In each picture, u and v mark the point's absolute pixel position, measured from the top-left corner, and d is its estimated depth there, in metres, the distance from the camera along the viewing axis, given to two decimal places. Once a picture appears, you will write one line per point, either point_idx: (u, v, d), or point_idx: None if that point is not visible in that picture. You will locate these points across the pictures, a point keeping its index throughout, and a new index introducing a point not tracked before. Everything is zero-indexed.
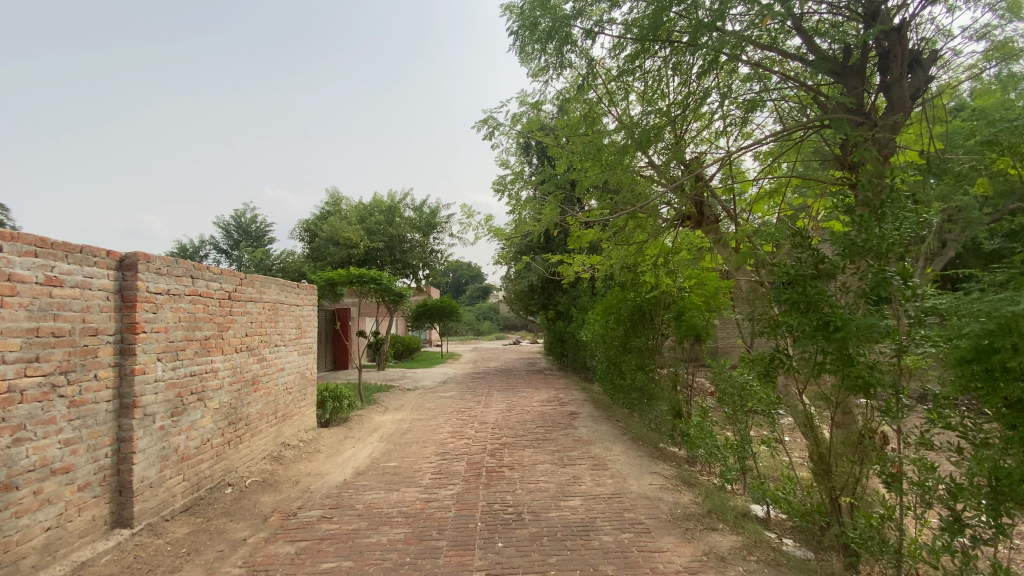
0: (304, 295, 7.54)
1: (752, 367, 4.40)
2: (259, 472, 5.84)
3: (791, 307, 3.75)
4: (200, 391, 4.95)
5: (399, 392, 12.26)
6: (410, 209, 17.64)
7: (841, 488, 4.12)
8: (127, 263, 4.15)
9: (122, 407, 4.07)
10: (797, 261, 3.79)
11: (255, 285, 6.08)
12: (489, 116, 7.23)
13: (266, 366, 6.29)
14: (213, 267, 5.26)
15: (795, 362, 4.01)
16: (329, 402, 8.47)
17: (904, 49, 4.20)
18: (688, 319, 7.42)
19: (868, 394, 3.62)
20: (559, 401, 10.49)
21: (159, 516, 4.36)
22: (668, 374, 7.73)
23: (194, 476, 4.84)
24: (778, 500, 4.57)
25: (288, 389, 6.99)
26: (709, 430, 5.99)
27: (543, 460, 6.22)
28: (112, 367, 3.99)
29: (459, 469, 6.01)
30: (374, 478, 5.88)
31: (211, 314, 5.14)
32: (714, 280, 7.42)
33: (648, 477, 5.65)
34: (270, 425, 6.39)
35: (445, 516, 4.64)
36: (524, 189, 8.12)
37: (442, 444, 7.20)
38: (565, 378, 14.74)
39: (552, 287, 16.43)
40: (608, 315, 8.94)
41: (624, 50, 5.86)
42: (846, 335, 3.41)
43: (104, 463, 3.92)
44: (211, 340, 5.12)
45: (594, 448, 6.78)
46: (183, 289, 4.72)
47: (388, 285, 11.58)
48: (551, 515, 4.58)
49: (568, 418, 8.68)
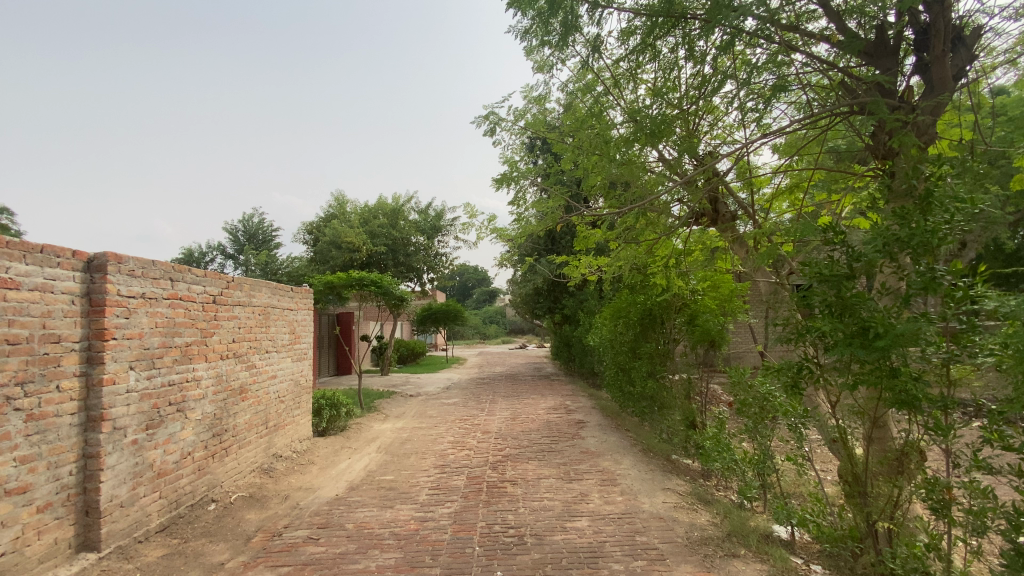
0: (298, 299, 7.21)
1: (777, 377, 3.99)
2: (246, 487, 5.50)
3: (823, 311, 3.34)
4: (180, 402, 4.63)
5: (402, 399, 11.90)
6: (414, 212, 17.36)
7: (879, 513, 3.70)
8: (95, 264, 3.85)
9: (89, 421, 3.75)
10: (830, 260, 3.38)
11: (243, 288, 5.77)
12: (491, 111, 6.88)
13: (255, 374, 5.97)
14: (196, 269, 4.95)
15: (826, 372, 3.59)
16: (326, 410, 8.12)
17: (946, 24, 3.80)
18: (701, 323, 6.97)
19: (912, 409, 3.21)
20: (566, 409, 10.09)
21: (131, 538, 4.02)
22: (681, 382, 7.33)
23: (172, 493, 4.51)
24: (805, 523, 4.15)
25: (281, 397, 6.66)
26: (726, 444, 5.57)
27: (548, 475, 5.82)
28: (77, 377, 3.67)
29: (459, 485, 5.63)
30: (368, 493, 5.52)
31: (192, 319, 4.83)
32: (729, 283, 7.04)
33: (661, 495, 5.24)
34: (260, 437, 6.06)
35: (441, 538, 4.27)
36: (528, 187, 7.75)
37: (442, 456, 6.83)
38: (573, 384, 14.33)
39: (558, 290, 16.05)
40: (617, 320, 8.55)
41: (634, 37, 5.49)
42: (889, 343, 2.99)
43: (67, 482, 3.59)
44: (192, 347, 4.81)
45: (603, 461, 6.38)
46: (160, 293, 4.41)
47: (390, 289, 11.25)
48: (556, 538, 4.19)
49: (575, 427, 8.27)
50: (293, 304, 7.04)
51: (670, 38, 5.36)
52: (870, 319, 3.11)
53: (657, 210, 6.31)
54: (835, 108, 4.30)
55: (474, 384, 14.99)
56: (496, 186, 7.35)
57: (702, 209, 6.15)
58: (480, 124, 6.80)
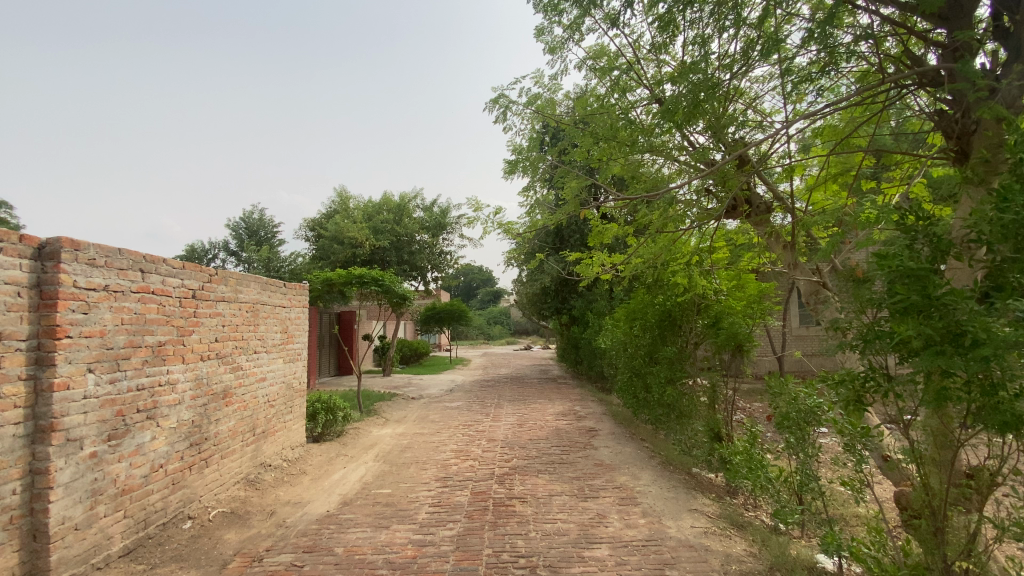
0: (291, 295, 6.70)
1: (835, 389, 3.42)
2: (228, 502, 5.01)
3: (903, 312, 2.78)
4: (150, 408, 4.13)
5: (403, 402, 11.40)
6: (419, 208, 16.85)
7: (958, 553, 3.12)
8: (47, 251, 3.35)
9: (38, 431, 3.26)
10: (911, 252, 2.82)
11: (228, 283, 5.27)
12: (501, 93, 6.35)
13: (241, 377, 5.46)
14: (173, 260, 4.45)
15: (899, 386, 3.03)
16: (321, 414, 7.61)
17: None
18: (727, 326, 6.41)
19: (1014, 433, 2.63)
20: (575, 414, 9.55)
21: (88, 565, 3.52)
22: (704, 389, 6.78)
23: (139, 511, 4.01)
24: (863, 558, 3.58)
25: (270, 402, 6.14)
26: (759, 460, 5.02)
27: (560, 492, 5.28)
28: (22, 382, 3.18)
29: (462, 501, 5.10)
30: (362, 510, 4.99)
31: (167, 315, 4.32)
32: (755, 282, 6.52)
33: (687, 518, 4.69)
34: (246, 445, 5.56)
35: (441, 569, 3.74)
36: (539, 178, 7.22)
37: (445, 467, 6.30)
38: (582, 388, 13.79)
39: (566, 290, 15.53)
40: (633, 321, 8.03)
41: (661, 8, 4.96)
42: (995, 352, 2.42)
43: (9, 502, 3.09)
44: (166, 346, 4.30)
45: (619, 476, 5.85)
46: (127, 285, 3.91)
47: (391, 286, 10.72)
48: (573, 571, 3.65)
49: (587, 436, 7.73)
50: (286, 301, 6.56)
51: (701, 8, 4.83)
52: (968, 322, 2.53)
53: (682, 202, 5.76)
54: (894, 78, 3.77)
55: (479, 386, 14.47)
56: (505, 175, 6.81)
57: (733, 201, 5.59)
58: (488, 106, 6.27)
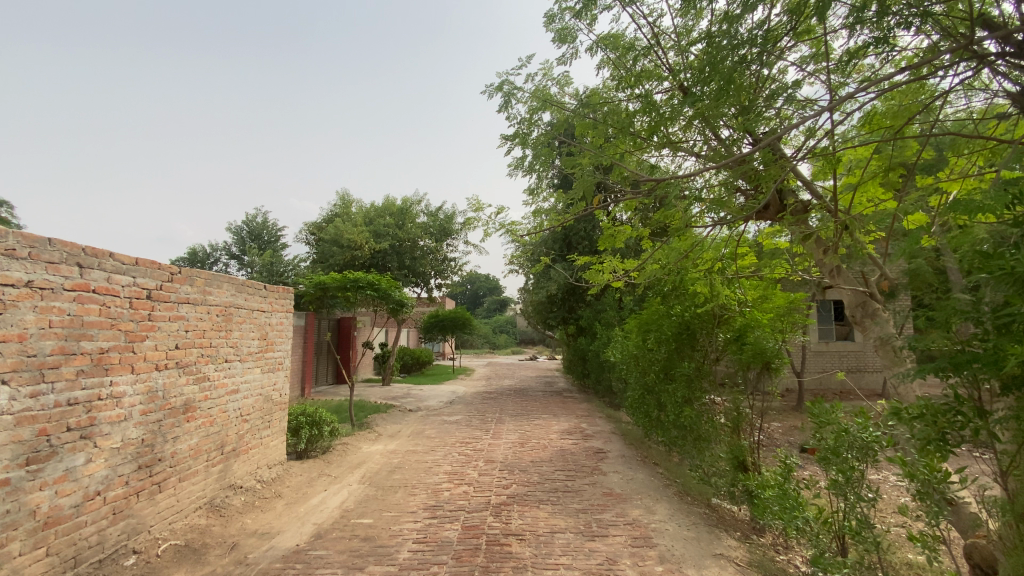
0: (272, 299, 6.13)
1: (910, 424, 2.76)
2: (184, 533, 4.39)
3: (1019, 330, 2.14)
4: (85, 426, 3.54)
5: (399, 415, 10.76)
6: (422, 213, 16.30)
7: None
8: None
9: None
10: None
11: (195, 283, 4.71)
12: (505, 79, 5.77)
13: (208, 389, 4.87)
14: (123, 255, 3.89)
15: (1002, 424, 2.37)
16: (305, 429, 6.98)
17: None
18: (754, 341, 5.74)
19: None
20: (582, 433, 8.86)
21: None
22: (729, 411, 6.02)
23: (68, 547, 3.41)
24: None
25: (244, 417, 5.54)
26: (796, 498, 4.33)
27: (564, 528, 4.62)
28: None
29: (451, 537, 4.45)
30: (335, 546, 4.35)
31: (111, 318, 3.75)
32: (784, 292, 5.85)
33: (712, 567, 4.00)
34: (212, 466, 4.96)
35: None
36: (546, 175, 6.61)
37: (435, 494, 5.65)
38: (588, 403, 13.09)
39: (574, 299, 14.93)
40: (647, 333, 7.38)
41: None
42: None
43: None
44: (110, 355, 3.73)
45: (631, 509, 5.18)
46: (59, 282, 3.34)
47: (388, 292, 10.11)
48: None
49: (594, 459, 7.05)
50: (267, 305, 6.02)
51: None
52: None
53: (705, 201, 5.14)
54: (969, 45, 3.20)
55: (480, 399, 13.82)
56: (509, 171, 6.20)
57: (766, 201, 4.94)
58: (490, 93, 5.69)
